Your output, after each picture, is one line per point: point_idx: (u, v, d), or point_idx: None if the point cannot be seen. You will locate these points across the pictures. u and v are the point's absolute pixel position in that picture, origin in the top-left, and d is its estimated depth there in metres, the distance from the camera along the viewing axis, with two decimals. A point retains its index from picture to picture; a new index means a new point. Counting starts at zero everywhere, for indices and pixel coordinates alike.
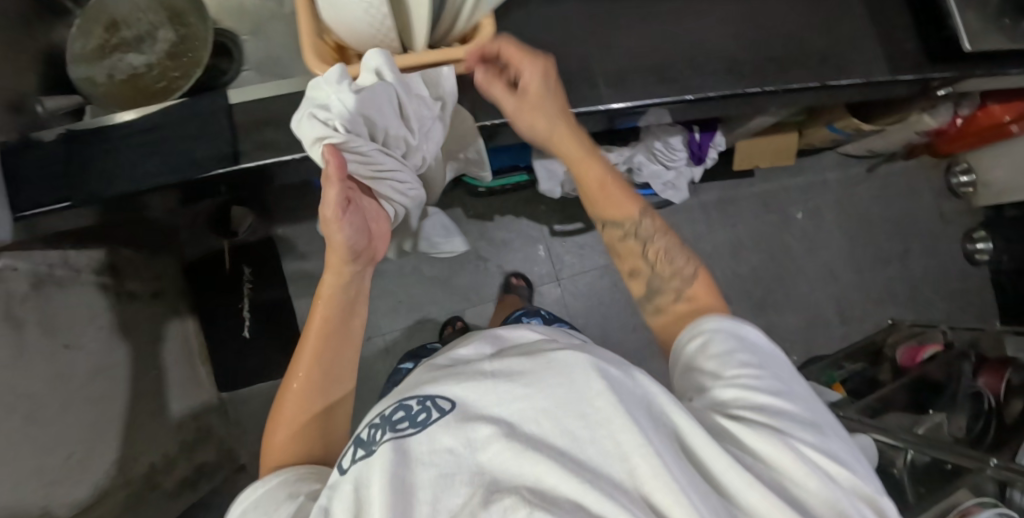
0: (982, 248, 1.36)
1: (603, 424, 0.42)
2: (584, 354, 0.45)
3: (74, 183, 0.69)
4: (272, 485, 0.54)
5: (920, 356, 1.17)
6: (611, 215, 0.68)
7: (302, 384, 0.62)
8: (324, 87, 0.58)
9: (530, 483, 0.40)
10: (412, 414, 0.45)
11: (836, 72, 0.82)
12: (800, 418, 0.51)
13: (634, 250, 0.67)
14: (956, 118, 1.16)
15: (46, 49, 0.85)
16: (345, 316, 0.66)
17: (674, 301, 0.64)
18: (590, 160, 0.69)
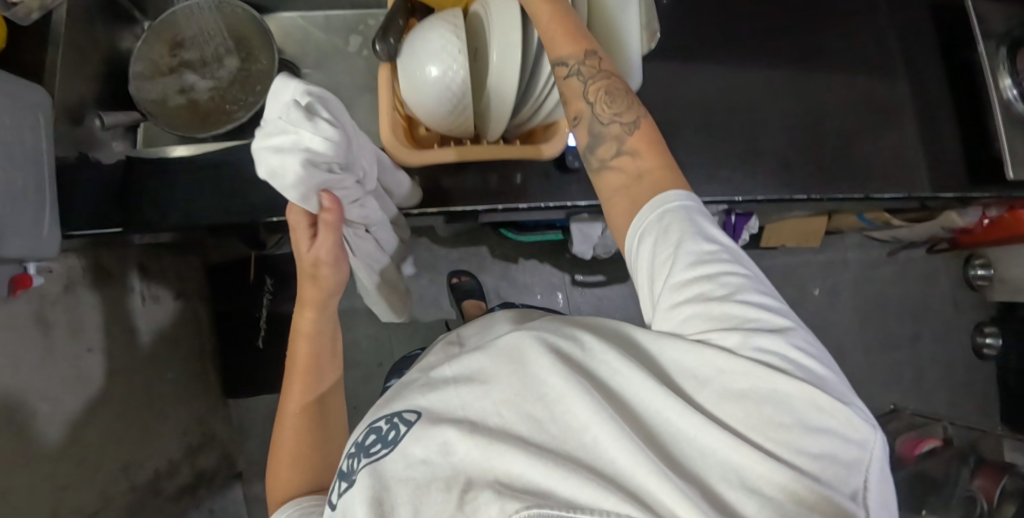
0: (990, 343, 1.37)
1: (558, 401, 0.45)
2: (529, 337, 0.49)
3: (129, 212, 0.70)
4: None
5: (920, 448, 1.17)
6: (559, 50, 0.55)
7: (294, 418, 0.62)
8: (296, 127, 0.51)
9: (501, 471, 0.43)
10: (383, 435, 0.49)
11: (875, 185, 0.86)
12: (762, 326, 0.45)
13: (577, 92, 0.55)
14: (984, 218, 1.17)
15: (110, 58, 0.85)
16: (327, 345, 0.66)
17: (616, 156, 0.54)
18: None
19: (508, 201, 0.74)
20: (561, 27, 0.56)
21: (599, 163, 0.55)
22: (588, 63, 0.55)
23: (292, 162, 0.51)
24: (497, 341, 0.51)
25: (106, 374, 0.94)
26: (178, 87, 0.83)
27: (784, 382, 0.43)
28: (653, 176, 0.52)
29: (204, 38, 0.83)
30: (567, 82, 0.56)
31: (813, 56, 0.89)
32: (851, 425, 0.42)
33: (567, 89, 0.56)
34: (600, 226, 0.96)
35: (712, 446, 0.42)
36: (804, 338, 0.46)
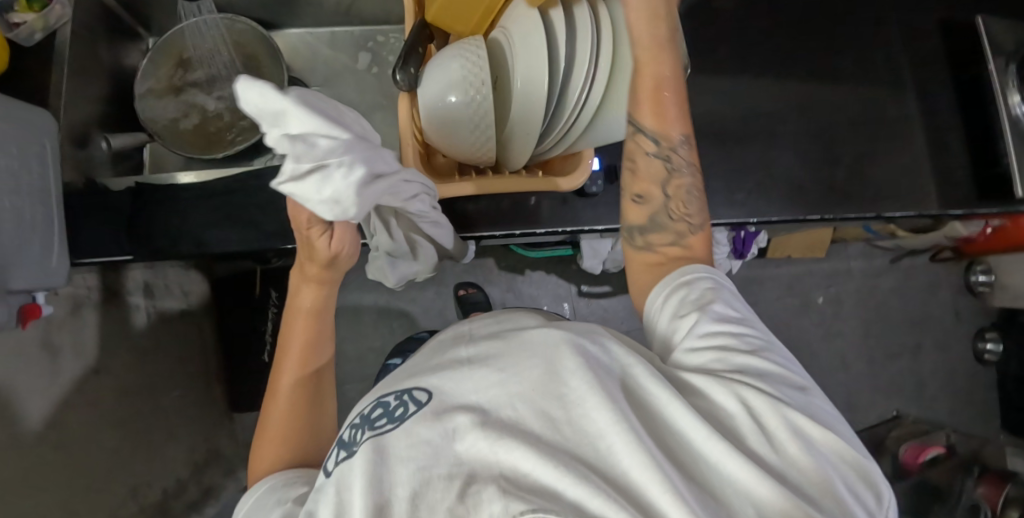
0: (990, 349, 1.38)
1: (578, 403, 0.41)
2: (558, 332, 0.45)
3: (138, 239, 0.68)
4: (261, 494, 0.52)
5: (922, 456, 1.18)
6: (654, 125, 0.56)
7: (286, 397, 0.58)
8: (320, 173, 0.42)
9: (507, 469, 0.38)
10: (390, 410, 0.44)
11: (886, 203, 0.87)
12: (782, 378, 0.47)
13: (657, 175, 0.57)
14: (986, 228, 1.18)
15: (115, 77, 0.84)
16: (327, 324, 0.62)
17: (668, 244, 0.57)
18: (660, 51, 0.54)
19: (523, 225, 0.74)
20: (663, 111, 0.56)
21: (644, 244, 0.58)
22: (674, 155, 0.57)
23: (337, 204, 0.44)
24: (523, 331, 0.46)
25: (113, 395, 0.92)
26: (185, 107, 0.82)
27: (803, 421, 0.44)
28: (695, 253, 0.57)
29: (212, 56, 0.82)
30: (651, 161, 0.57)
31: (825, 73, 0.89)
32: (854, 469, 0.44)
33: (644, 166, 0.58)
34: (611, 243, 0.95)
35: (729, 468, 0.41)
36: (812, 389, 0.48)
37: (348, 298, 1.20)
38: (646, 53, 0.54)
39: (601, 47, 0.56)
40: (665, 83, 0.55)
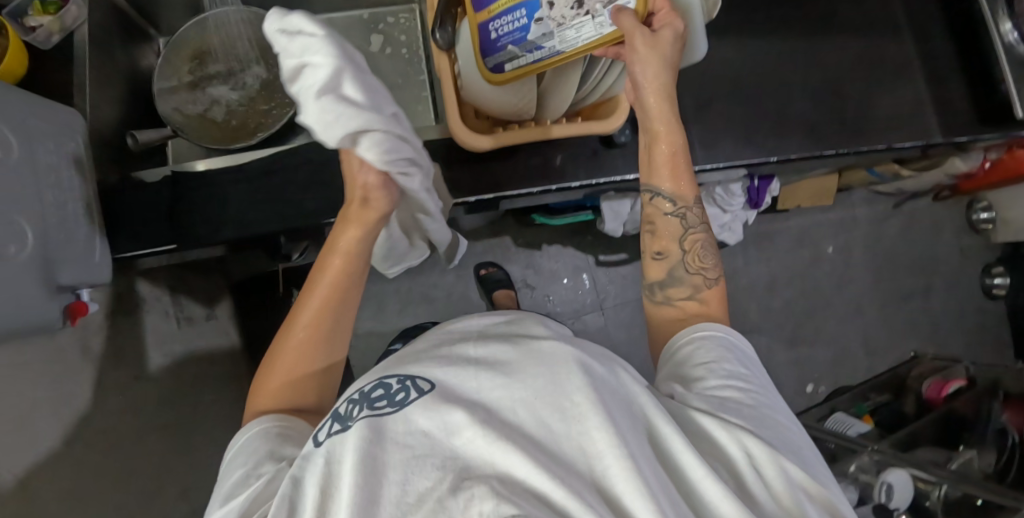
0: (999, 283, 1.43)
1: (580, 420, 0.42)
2: (569, 349, 0.46)
3: (181, 227, 0.69)
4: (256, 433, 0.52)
5: (945, 390, 1.23)
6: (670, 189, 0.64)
7: (299, 339, 0.58)
8: (304, 69, 0.49)
9: (500, 474, 0.39)
10: (391, 393, 0.45)
11: (895, 135, 0.89)
12: (778, 430, 0.51)
13: (675, 233, 0.65)
14: (985, 162, 1.21)
15: (132, 77, 0.84)
16: (356, 275, 0.60)
17: (685, 298, 0.63)
18: (673, 129, 0.63)
19: (556, 180, 0.75)
20: (675, 177, 0.65)
21: (663, 298, 0.65)
22: (689, 212, 0.65)
23: (314, 101, 0.49)
24: (535, 338, 0.48)
25: (156, 399, 0.93)
26: (203, 102, 0.83)
27: (793, 468, 0.48)
28: (711, 295, 0.64)
29: (227, 50, 0.83)
30: (668, 220, 0.65)
31: (824, 17, 0.92)
32: (829, 514, 0.47)
33: (664, 226, 0.65)
34: (630, 202, 0.97)
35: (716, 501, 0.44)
36: (805, 445, 0.52)
37: (370, 288, 1.21)
38: (661, 130, 0.63)
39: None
40: (676, 148, 0.64)
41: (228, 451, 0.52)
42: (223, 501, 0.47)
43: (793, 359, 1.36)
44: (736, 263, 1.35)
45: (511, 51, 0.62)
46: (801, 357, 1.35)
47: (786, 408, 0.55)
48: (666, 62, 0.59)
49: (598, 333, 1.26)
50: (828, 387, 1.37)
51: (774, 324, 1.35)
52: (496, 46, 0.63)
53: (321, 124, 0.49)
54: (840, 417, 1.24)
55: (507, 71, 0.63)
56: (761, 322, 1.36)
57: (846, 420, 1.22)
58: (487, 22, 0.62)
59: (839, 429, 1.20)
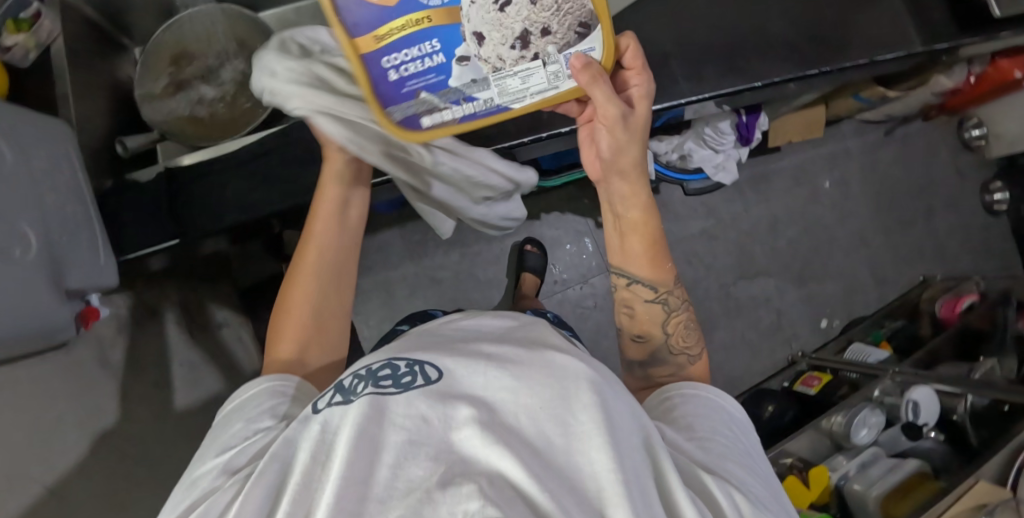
0: (999, 199, 1.44)
1: (582, 438, 0.43)
2: (583, 369, 0.47)
3: (181, 221, 0.70)
4: (259, 391, 0.55)
5: (959, 307, 1.23)
6: (651, 275, 0.65)
7: (309, 264, 0.63)
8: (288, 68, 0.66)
9: (492, 474, 0.40)
10: (398, 374, 0.46)
11: (876, 52, 0.90)
12: (755, 484, 0.51)
13: (656, 316, 0.66)
14: (970, 76, 1.20)
15: (114, 86, 0.84)
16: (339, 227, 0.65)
17: (671, 375, 0.65)
18: (650, 214, 0.63)
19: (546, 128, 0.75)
20: (655, 264, 0.65)
21: (643, 374, 0.66)
22: (671, 297, 0.66)
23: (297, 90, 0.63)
24: (552, 350, 0.49)
25: (179, 407, 0.93)
26: (187, 102, 0.81)
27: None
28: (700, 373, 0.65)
29: (205, 47, 0.82)
30: (647, 305, 0.66)
31: None
32: None
33: (643, 310, 0.67)
34: None
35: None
36: (779, 506, 0.52)
37: (376, 278, 1.20)
38: (639, 216, 0.63)
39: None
40: (652, 237, 0.65)
41: (230, 402, 0.56)
42: (220, 451, 0.50)
43: (803, 298, 1.36)
44: (736, 209, 1.34)
45: (426, 100, 0.55)
46: (811, 294, 1.36)
47: (769, 473, 0.55)
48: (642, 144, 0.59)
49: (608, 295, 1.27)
50: (842, 321, 1.37)
51: (780, 264, 1.35)
52: (405, 93, 0.54)
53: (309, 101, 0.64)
54: (858, 347, 1.24)
55: (427, 127, 0.56)
56: (767, 264, 1.36)
57: (865, 349, 1.22)
58: (374, 52, 0.52)
59: (859, 358, 1.21)
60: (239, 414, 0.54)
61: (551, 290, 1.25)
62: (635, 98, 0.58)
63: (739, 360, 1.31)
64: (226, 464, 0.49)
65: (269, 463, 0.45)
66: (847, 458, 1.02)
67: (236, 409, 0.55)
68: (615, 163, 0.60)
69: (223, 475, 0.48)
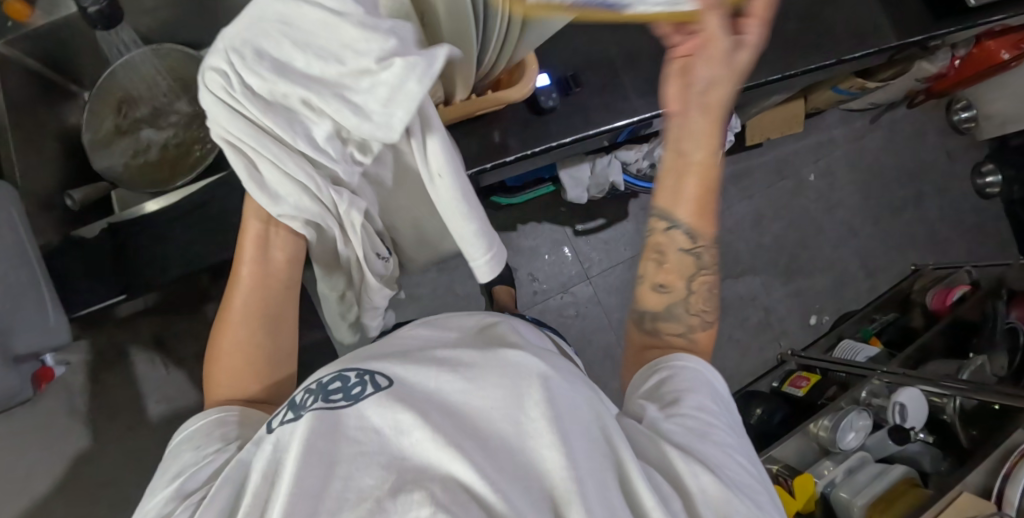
0: (992, 182, 1.40)
1: (534, 436, 0.41)
2: (537, 363, 0.45)
3: (126, 276, 0.69)
4: (209, 420, 0.54)
5: (950, 298, 1.19)
6: (698, 219, 0.57)
7: (237, 315, 0.60)
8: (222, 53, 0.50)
9: (442, 478, 0.38)
10: (348, 388, 0.44)
11: (848, 50, 0.86)
12: (735, 469, 0.46)
13: (685, 269, 0.59)
14: (955, 59, 1.17)
15: (60, 133, 0.82)
16: (272, 280, 0.61)
17: (679, 334, 0.59)
18: (714, 163, 0.55)
19: (494, 157, 0.72)
20: (703, 209, 0.57)
21: (652, 328, 0.60)
22: (708, 253, 0.58)
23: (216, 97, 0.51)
24: (505, 348, 0.47)
25: None
26: (138, 146, 0.81)
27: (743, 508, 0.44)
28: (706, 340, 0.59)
29: (152, 91, 0.81)
30: (678, 254, 0.58)
31: None
32: None
33: (674, 259, 0.59)
34: (588, 168, 0.96)
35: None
36: (764, 488, 0.48)
37: None
38: (703, 160, 0.55)
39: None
40: (710, 183, 0.56)
41: (181, 432, 0.54)
42: (169, 478, 0.49)
43: (791, 293, 1.33)
44: (719, 207, 1.31)
45: None
46: (799, 290, 1.33)
47: (752, 447, 0.51)
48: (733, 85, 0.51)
49: (589, 303, 1.25)
50: (833, 316, 1.34)
51: (767, 260, 1.32)
52: None
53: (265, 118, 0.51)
54: (847, 345, 1.21)
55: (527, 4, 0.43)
56: (753, 262, 1.33)
57: (853, 346, 1.20)
58: None
59: (849, 356, 1.18)
60: (189, 442, 0.52)
61: (531, 301, 1.23)
62: (750, 32, 0.48)
63: (728, 361, 1.28)
64: (179, 487, 0.47)
65: (222, 489, 0.43)
66: (834, 463, 1.00)
67: (181, 442, 0.53)
68: (706, 96, 0.52)
69: (175, 501, 0.46)
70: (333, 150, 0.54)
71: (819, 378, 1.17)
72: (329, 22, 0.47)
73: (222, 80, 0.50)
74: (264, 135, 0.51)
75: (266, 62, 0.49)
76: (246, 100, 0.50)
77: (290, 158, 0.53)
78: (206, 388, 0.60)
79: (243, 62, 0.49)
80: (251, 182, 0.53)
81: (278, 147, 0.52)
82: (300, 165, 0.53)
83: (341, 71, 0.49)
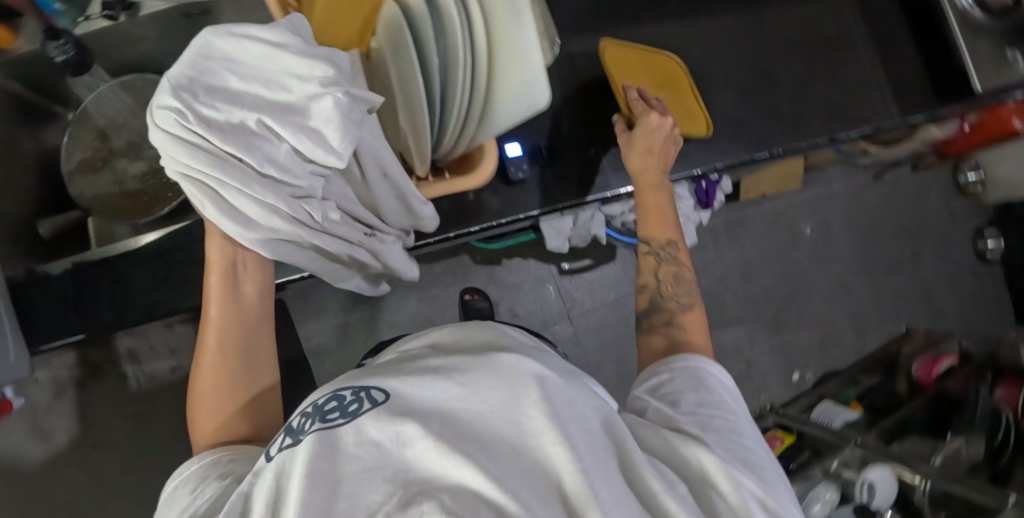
0: (992, 246, 1.36)
1: (535, 436, 0.36)
2: (530, 360, 0.39)
3: (87, 315, 0.70)
4: (203, 465, 0.47)
5: (936, 370, 1.17)
6: (651, 231, 0.65)
7: (210, 356, 0.53)
8: (167, 89, 0.44)
9: (451, 488, 0.33)
10: (344, 404, 0.38)
11: (840, 129, 0.85)
12: (737, 449, 0.46)
13: (649, 265, 0.64)
14: (963, 125, 1.11)
15: (43, 156, 0.82)
16: (243, 310, 0.54)
17: (666, 324, 0.59)
18: (653, 187, 0.66)
19: (458, 224, 0.72)
20: (659, 221, 0.65)
21: (651, 327, 0.60)
22: (665, 249, 0.64)
23: (170, 129, 0.45)
24: (499, 349, 0.40)
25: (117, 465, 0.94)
26: (112, 179, 0.81)
27: (751, 484, 0.43)
28: (694, 326, 0.59)
29: (126, 120, 0.81)
30: (644, 259, 0.64)
31: (753, 9, 0.87)
32: None
33: (644, 262, 0.64)
34: (571, 221, 0.94)
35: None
36: (777, 472, 0.47)
37: (333, 321, 1.20)
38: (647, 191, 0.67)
39: (472, 25, 0.52)
40: (656, 205, 0.66)
41: (175, 480, 0.47)
42: None
43: (775, 347, 1.31)
44: (708, 255, 1.29)
45: None
46: (784, 344, 1.31)
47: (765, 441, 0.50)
48: (650, 143, 0.68)
49: (569, 343, 1.24)
50: (817, 373, 1.32)
51: (753, 312, 1.31)
52: None
53: (235, 145, 0.46)
54: (826, 407, 1.18)
55: None
56: (739, 312, 1.31)
57: (831, 409, 1.17)
58: None
59: (825, 420, 1.15)
60: (187, 486, 0.45)
61: None
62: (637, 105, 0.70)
63: None
64: None
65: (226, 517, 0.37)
66: None
67: (178, 488, 0.46)
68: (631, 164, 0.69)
69: None
70: (299, 171, 0.49)
71: (795, 440, 1.14)
72: (270, 55, 0.46)
73: (174, 114, 0.44)
74: (230, 162, 0.47)
75: (219, 96, 0.45)
76: (204, 131, 0.45)
77: (256, 182, 0.48)
78: (190, 438, 0.52)
79: (194, 97, 0.45)
80: (216, 210, 0.49)
81: (243, 172, 0.47)
82: (269, 190, 0.48)
83: (290, 98, 0.47)
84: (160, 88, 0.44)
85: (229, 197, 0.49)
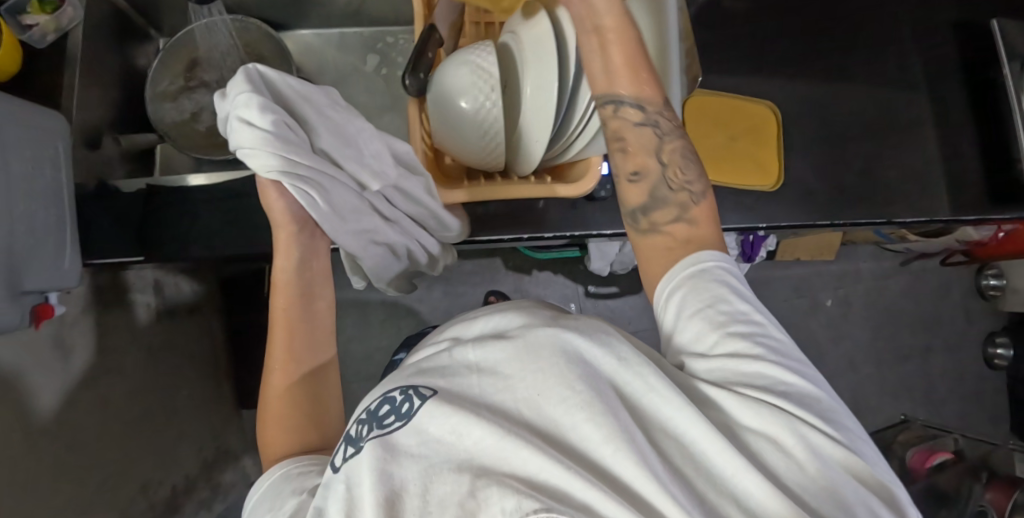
0: (1001, 354, 1.37)
1: (579, 409, 0.39)
2: (562, 337, 0.42)
3: (150, 239, 0.71)
4: (275, 479, 0.51)
5: (931, 460, 1.18)
6: (639, 91, 0.56)
7: (281, 366, 0.59)
8: (255, 101, 0.52)
9: (515, 473, 0.37)
10: (397, 406, 0.42)
11: (899, 210, 0.87)
12: (793, 392, 0.44)
13: (649, 146, 0.56)
14: (998, 231, 1.16)
15: (129, 75, 0.83)
16: (307, 321, 0.61)
17: (672, 222, 0.55)
18: (622, 19, 0.55)
19: (532, 228, 0.74)
20: (643, 76, 0.56)
21: (649, 225, 0.56)
22: (662, 119, 0.56)
23: (271, 134, 0.52)
24: (534, 329, 0.44)
25: (125, 390, 0.91)
26: (188, 109, 0.82)
27: (814, 437, 0.42)
28: (700, 244, 0.53)
29: (223, 57, 0.82)
30: (638, 132, 0.56)
31: (831, 79, 0.92)
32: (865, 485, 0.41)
33: (636, 142, 0.56)
34: (619, 246, 0.95)
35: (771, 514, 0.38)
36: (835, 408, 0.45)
37: (356, 295, 1.20)
38: (612, 25, 0.55)
39: None
40: (633, 45, 0.56)
41: (252, 498, 0.51)
42: None
43: None
44: None
45: None
46: None
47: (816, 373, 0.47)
48: None
49: None
50: None
51: None
52: None
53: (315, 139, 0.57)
54: None
55: None
56: None
57: None
58: None
59: None
60: (264, 504, 0.49)
61: None
62: None
63: None
64: None
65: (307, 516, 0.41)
66: None
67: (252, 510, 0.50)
68: None
69: None
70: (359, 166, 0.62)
71: None
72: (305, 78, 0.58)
73: (275, 119, 0.52)
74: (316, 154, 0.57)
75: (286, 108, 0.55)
76: (295, 129, 0.54)
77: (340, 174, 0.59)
78: (262, 451, 0.58)
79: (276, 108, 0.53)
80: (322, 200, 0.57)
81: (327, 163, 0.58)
82: (352, 181, 0.60)
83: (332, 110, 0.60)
84: (250, 102, 0.51)
85: (328, 188, 0.58)
